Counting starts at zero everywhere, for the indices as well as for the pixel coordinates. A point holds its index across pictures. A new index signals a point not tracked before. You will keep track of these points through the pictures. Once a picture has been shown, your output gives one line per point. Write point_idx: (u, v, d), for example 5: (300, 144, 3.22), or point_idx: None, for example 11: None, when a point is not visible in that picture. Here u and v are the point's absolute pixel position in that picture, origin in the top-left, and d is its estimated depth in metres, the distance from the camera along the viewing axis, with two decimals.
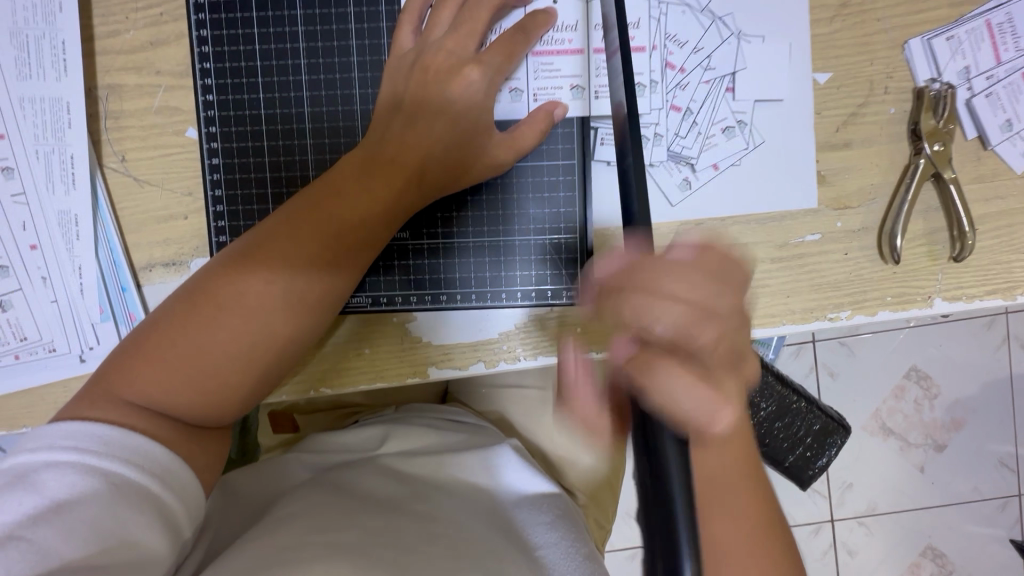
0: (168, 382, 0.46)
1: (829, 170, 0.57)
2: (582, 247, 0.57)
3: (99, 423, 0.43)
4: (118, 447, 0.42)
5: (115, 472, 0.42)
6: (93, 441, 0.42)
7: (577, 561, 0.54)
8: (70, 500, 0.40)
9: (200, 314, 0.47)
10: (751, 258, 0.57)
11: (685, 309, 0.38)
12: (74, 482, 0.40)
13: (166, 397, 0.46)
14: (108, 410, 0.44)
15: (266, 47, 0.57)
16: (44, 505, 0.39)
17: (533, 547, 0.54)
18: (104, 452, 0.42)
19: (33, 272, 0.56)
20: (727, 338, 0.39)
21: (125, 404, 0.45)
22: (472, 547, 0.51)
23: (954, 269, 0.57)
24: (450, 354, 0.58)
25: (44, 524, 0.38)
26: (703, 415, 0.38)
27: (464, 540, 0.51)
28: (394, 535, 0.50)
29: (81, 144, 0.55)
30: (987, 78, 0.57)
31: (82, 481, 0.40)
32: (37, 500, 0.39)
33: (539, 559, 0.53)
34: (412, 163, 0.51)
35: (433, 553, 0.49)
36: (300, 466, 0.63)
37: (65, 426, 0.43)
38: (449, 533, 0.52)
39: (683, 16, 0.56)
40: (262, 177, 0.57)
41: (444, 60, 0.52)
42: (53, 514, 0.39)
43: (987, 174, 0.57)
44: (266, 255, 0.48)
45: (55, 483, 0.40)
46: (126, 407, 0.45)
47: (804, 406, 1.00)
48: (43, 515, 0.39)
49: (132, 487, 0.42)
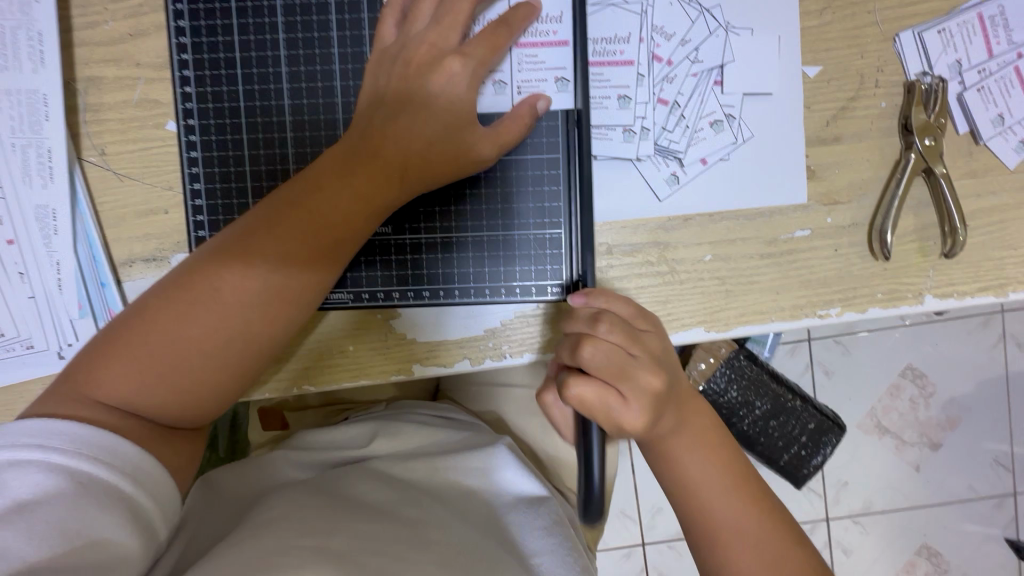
0: (140, 380, 0.45)
1: (819, 165, 0.56)
2: (568, 242, 0.56)
3: (66, 420, 0.42)
4: (86, 445, 0.42)
5: (82, 470, 0.41)
6: (60, 439, 0.41)
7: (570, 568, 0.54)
8: (35, 500, 0.39)
9: (175, 311, 0.46)
10: (740, 254, 0.56)
11: (577, 336, 0.48)
12: (38, 481, 0.39)
13: (138, 395, 0.45)
14: (80, 408, 0.44)
15: (246, 39, 0.56)
16: (7, 506, 0.38)
17: (527, 555, 0.54)
18: (71, 450, 0.41)
19: (11, 268, 0.55)
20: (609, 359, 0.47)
21: (94, 403, 0.44)
22: (458, 554, 0.50)
23: (946, 265, 0.56)
24: (436, 351, 0.57)
25: (6, 525, 0.37)
26: (600, 416, 0.47)
27: (453, 549, 0.51)
28: (380, 541, 0.50)
29: (59, 137, 0.54)
30: (979, 71, 0.56)
31: (47, 480, 0.39)
32: (0, 501, 0.38)
33: (533, 567, 0.53)
34: (394, 159, 0.50)
35: (422, 560, 0.49)
36: (286, 463, 0.62)
37: (30, 423, 0.42)
38: (440, 539, 0.52)
39: (669, 9, 0.55)
40: (242, 170, 0.56)
41: (425, 53, 0.51)
42: (16, 515, 0.38)
43: (979, 169, 0.56)
44: (242, 251, 0.47)
45: (18, 483, 0.39)
46: (96, 406, 0.44)
47: (798, 405, 0.98)
48: (7, 517, 0.38)
49: (100, 485, 0.41)
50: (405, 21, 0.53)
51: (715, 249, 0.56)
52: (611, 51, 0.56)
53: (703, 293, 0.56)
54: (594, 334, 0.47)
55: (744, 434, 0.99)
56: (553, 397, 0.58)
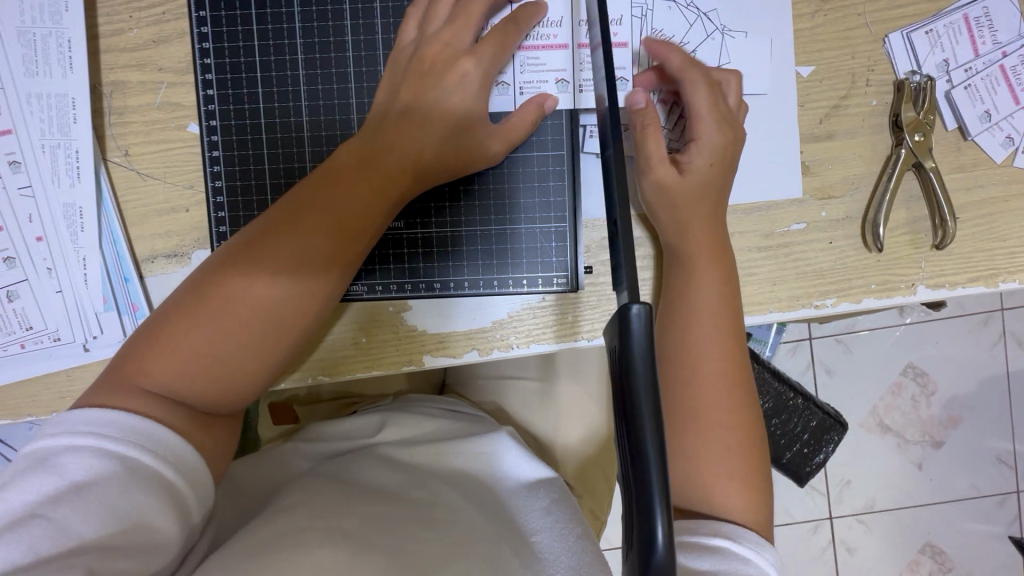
0: (182, 371, 0.47)
1: (814, 161, 0.58)
2: (573, 236, 0.59)
3: (118, 411, 0.44)
4: (134, 433, 0.43)
5: (129, 456, 0.43)
6: (111, 428, 0.43)
7: (572, 545, 0.53)
8: (88, 482, 0.41)
9: (210, 303, 0.48)
10: (738, 247, 0.58)
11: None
12: (92, 464, 0.41)
13: (180, 385, 0.47)
14: (127, 398, 0.45)
15: (265, 43, 0.59)
16: (66, 486, 0.41)
17: (528, 533, 0.54)
18: (121, 437, 0.43)
19: (39, 264, 0.58)
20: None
21: (141, 393, 0.46)
22: (464, 533, 0.52)
23: (937, 257, 0.58)
24: (445, 343, 0.59)
25: (65, 504, 0.40)
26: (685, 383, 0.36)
27: (459, 528, 0.53)
28: (391, 520, 0.52)
29: (86, 139, 0.57)
30: (966, 70, 0.58)
31: (100, 464, 0.42)
32: (59, 481, 0.41)
33: (533, 545, 0.53)
34: (411, 154, 0.52)
35: (429, 537, 0.50)
36: (298, 456, 0.64)
37: (85, 413, 0.44)
38: (446, 518, 0.54)
39: (668, 12, 0.58)
40: (261, 169, 0.59)
41: (439, 52, 0.53)
42: (73, 495, 0.40)
43: (968, 164, 0.58)
44: (274, 246, 0.49)
45: (73, 465, 0.41)
46: (141, 396, 0.45)
47: (800, 402, 1.01)
48: (64, 496, 0.40)
49: (145, 471, 0.43)
50: (422, 20, 0.55)
51: None
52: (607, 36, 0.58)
53: None
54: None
55: None
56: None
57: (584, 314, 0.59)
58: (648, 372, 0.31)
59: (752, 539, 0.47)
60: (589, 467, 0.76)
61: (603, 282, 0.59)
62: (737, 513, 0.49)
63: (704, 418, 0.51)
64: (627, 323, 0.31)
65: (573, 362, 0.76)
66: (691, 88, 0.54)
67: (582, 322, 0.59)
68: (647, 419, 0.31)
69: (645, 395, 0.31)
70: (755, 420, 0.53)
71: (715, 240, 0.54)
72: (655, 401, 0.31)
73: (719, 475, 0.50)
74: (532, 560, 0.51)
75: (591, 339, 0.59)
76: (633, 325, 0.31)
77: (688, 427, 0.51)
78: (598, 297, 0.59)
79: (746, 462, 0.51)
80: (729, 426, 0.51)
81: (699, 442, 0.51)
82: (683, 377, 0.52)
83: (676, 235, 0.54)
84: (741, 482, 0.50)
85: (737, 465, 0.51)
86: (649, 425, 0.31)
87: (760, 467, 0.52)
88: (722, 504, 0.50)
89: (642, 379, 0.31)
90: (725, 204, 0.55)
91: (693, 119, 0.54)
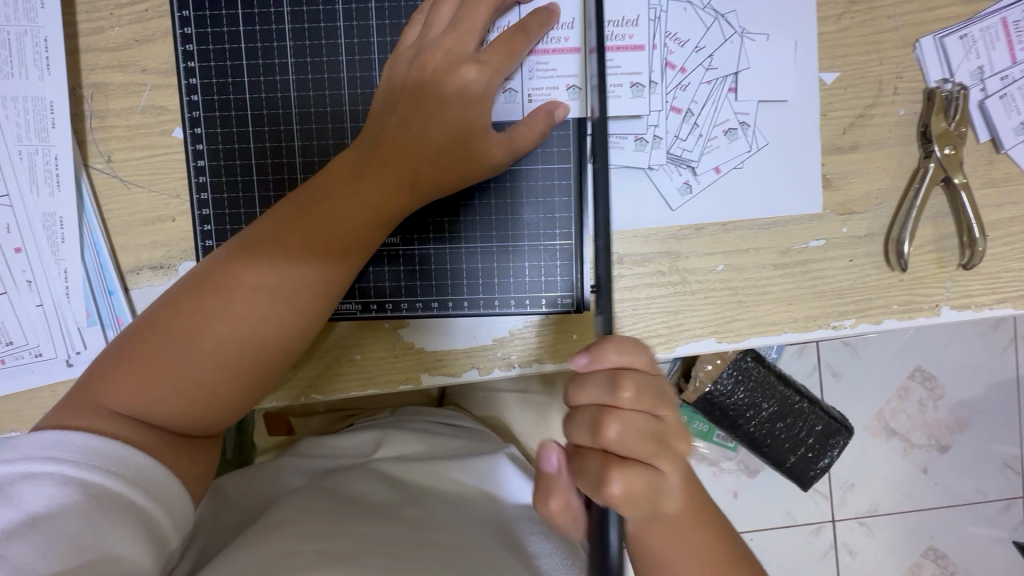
0: (153, 391, 0.44)
1: (835, 174, 0.55)
2: (578, 253, 0.56)
3: (80, 433, 0.42)
4: (99, 457, 0.41)
5: (95, 483, 0.40)
6: (72, 451, 0.41)
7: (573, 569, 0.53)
8: (47, 514, 0.38)
9: (186, 321, 0.45)
10: (753, 264, 0.55)
11: (596, 408, 0.42)
12: (50, 494, 0.39)
13: (150, 406, 0.44)
14: (93, 419, 0.43)
15: (253, 45, 0.55)
16: (21, 519, 0.38)
17: (531, 555, 0.54)
18: (83, 462, 0.41)
19: (19, 276, 0.55)
20: (646, 383, 0.42)
21: (109, 413, 0.44)
22: (465, 557, 0.50)
23: (963, 277, 0.55)
24: (443, 361, 0.57)
25: (19, 539, 0.37)
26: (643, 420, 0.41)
27: (460, 549, 0.51)
28: (386, 545, 0.49)
29: (65, 144, 0.54)
30: (1002, 78, 0.55)
31: (60, 493, 0.39)
32: (15, 514, 0.38)
33: (537, 566, 0.53)
34: (401, 168, 0.49)
35: (428, 562, 0.48)
36: (293, 472, 0.62)
37: (45, 436, 0.41)
38: (444, 540, 0.51)
39: (683, 14, 0.54)
40: (250, 180, 0.56)
41: (442, 58, 0.50)
42: (30, 528, 0.38)
43: (999, 178, 0.55)
44: (252, 263, 0.46)
45: (31, 496, 0.39)
46: (109, 417, 0.44)
47: (806, 407, 0.98)
48: (19, 529, 0.38)
49: (110, 498, 0.40)
50: (424, 23, 0.52)
51: (727, 259, 0.55)
52: (620, 36, 0.54)
53: (715, 303, 0.56)
54: (617, 407, 0.41)
55: (751, 436, 0.99)
56: (562, 500, 0.44)
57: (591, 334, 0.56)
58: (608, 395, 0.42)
59: None
60: None
61: None
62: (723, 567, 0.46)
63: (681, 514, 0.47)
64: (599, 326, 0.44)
65: None
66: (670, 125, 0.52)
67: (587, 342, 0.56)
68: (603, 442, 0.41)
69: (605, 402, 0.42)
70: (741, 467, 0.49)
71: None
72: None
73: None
74: None
75: None
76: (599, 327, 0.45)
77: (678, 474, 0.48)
78: None
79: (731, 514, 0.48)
80: None
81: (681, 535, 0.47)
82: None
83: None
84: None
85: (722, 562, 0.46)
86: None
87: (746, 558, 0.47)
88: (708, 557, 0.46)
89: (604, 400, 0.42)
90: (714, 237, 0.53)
91: None
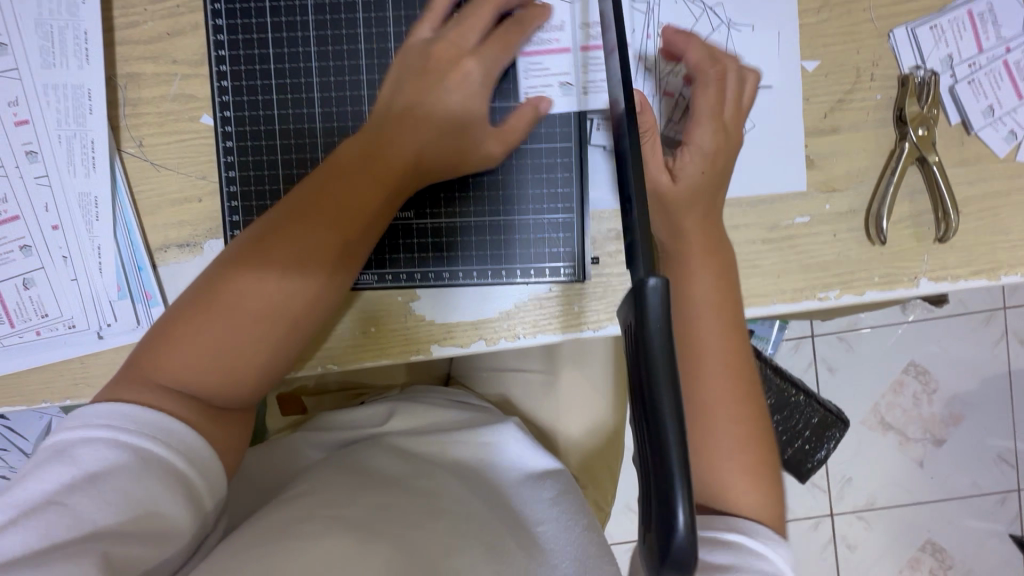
0: (196, 364, 0.47)
1: (818, 155, 0.59)
2: (579, 226, 0.59)
3: (131, 404, 0.45)
4: (147, 424, 0.44)
5: (143, 447, 0.44)
6: (125, 419, 0.44)
7: (578, 536, 0.55)
8: (104, 471, 0.42)
9: (222, 299, 0.49)
10: (743, 240, 0.59)
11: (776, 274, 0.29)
12: (106, 454, 0.42)
13: (194, 378, 0.47)
14: (142, 393, 0.46)
15: (278, 36, 0.60)
16: (80, 475, 0.41)
17: (533, 524, 0.56)
18: (134, 428, 0.44)
19: (55, 253, 0.59)
20: None
21: (157, 387, 0.47)
22: (471, 528, 0.52)
23: (940, 250, 0.59)
24: (453, 332, 0.60)
25: (79, 491, 0.41)
26: None
27: (464, 518, 0.53)
28: (396, 512, 0.52)
29: (102, 130, 0.58)
30: (970, 65, 0.59)
31: (114, 454, 0.42)
32: (73, 470, 0.42)
33: (539, 534, 0.55)
34: (409, 149, 0.53)
35: (437, 533, 0.50)
36: (308, 445, 0.65)
37: (100, 408, 0.45)
38: (450, 510, 0.54)
39: (675, 6, 0.59)
40: (274, 159, 0.60)
41: (445, 51, 0.54)
42: (88, 483, 0.41)
43: (970, 158, 0.59)
44: (283, 242, 0.50)
45: (89, 456, 0.42)
46: (156, 390, 0.46)
47: (801, 398, 1.01)
48: (78, 485, 0.41)
49: (158, 461, 0.43)
50: (431, 22, 0.56)
51: None
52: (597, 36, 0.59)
53: None
54: None
55: None
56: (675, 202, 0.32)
57: (592, 305, 0.60)
58: (662, 320, 0.31)
59: (761, 532, 0.48)
60: (589, 456, 0.77)
61: (609, 274, 0.60)
62: (744, 499, 0.50)
63: (709, 414, 0.52)
64: (644, 297, 0.31)
65: (577, 352, 0.77)
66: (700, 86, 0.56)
67: (587, 313, 0.60)
68: (663, 382, 0.30)
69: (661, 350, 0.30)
70: (753, 404, 0.53)
71: (707, 206, 0.55)
72: (670, 370, 0.30)
73: (730, 470, 0.51)
74: (538, 552, 0.52)
75: (596, 330, 0.60)
76: (649, 298, 0.31)
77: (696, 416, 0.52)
78: (604, 288, 0.60)
79: (748, 449, 0.52)
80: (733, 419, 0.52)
81: (706, 439, 0.51)
82: (682, 350, 0.53)
83: (673, 232, 0.55)
84: (752, 475, 0.51)
85: (745, 458, 0.51)
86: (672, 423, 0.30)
87: (766, 455, 0.52)
88: (734, 500, 0.50)
89: (658, 337, 0.31)
90: (720, 206, 0.56)
91: (694, 119, 0.56)
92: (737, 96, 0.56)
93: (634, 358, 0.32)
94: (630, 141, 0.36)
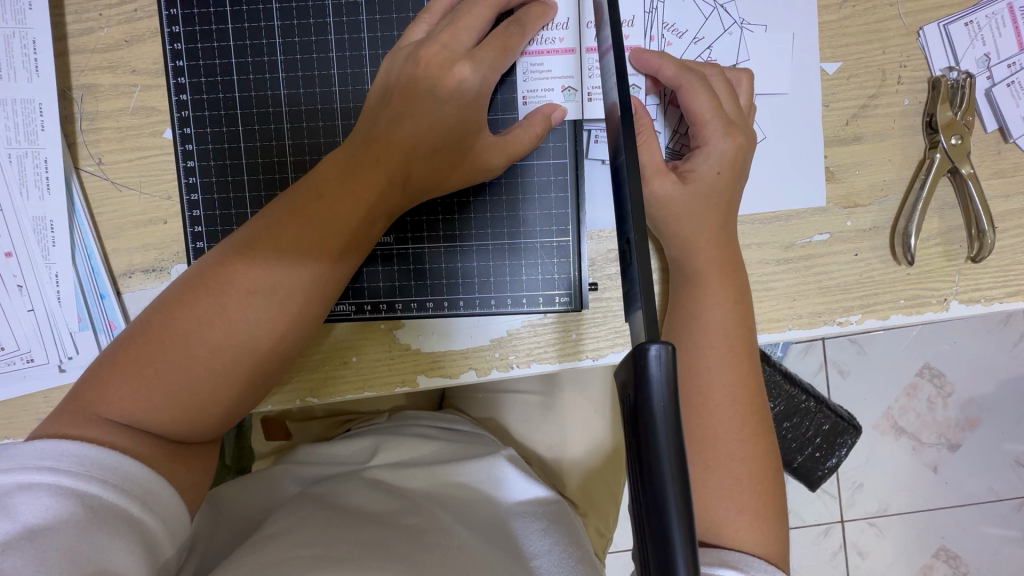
0: (148, 399, 0.43)
1: (838, 166, 0.54)
2: (575, 250, 0.55)
3: (76, 442, 0.41)
4: (96, 467, 0.40)
5: (91, 494, 0.39)
6: (71, 462, 0.40)
7: (569, 568, 0.52)
8: (45, 525, 0.37)
9: (180, 327, 0.44)
10: (756, 260, 0.54)
11: None
12: (48, 505, 0.38)
13: (145, 414, 0.43)
14: (87, 429, 0.42)
15: (242, 44, 0.55)
16: (16, 532, 0.37)
17: (527, 558, 0.52)
18: (81, 472, 0.40)
19: (9, 281, 0.54)
20: None
21: (107, 422, 0.42)
22: (464, 559, 0.48)
23: (972, 270, 0.54)
24: (440, 362, 0.55)
25: (14, 552, 0.36)
26: None
27: (455, 551, 0.48)
28: (381, 546, 0.47)
29: (55, 147, 0.53)
30: (1009, 65, 0.54)
31: (57, 505, 0.38)
32: (9, 526, 0.37)
33: (534, 569, 0.51)
34: (392, 163, 0.47)
35: (426, 564, 0.46)
36: (289, 479, 0.61)
37: (41, 445, 0.40)
38: (442, 541, 0.49)
39: (682, 5, 0.53)
40: (241, 180, 0.55)
41: (436, 54, 0.48)
42: (26, 541, 0.36)
43: (1008, 168, 0.53)
44: (248, 265, 0.45)
45: (28, 507, 0.38)
46: (107, 426, 0.42)
47: (813, 405, 0.95)
48: (13, 544, 0.36)
49: (107, 509, 0.39)
50: (427, 23, 0.51)
51: None
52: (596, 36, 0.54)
53: None
54: None
55: None
56: None
57: (590, 331, 0.55)
58: (666, 392, 0.26)
59: (761, 569, 0.44)
60: (591, 484, 0.71)
61: (609, 298, 0.55)
62: (749, 547, 0.45)
63: (711, 447, 0.47)
64: (645, 367, 0.26)
65: (577, 375, 0.72)
66: (687, 91, 0.50)
67: (585, 340, 0.55)
68: (666, 459, 0.26)
69: (666, 429, 0.25)
70: (765, 446, 0.48)
71: (720, 219, 0.50)
72: (677, 444, 0.26)
73: (729, 508, 0.46)
74: None
75: (596, 359, 0.55)
76: (651, 368, 0.26)
77: (696, 457, 0.47)
78: (604, 313, 0.55)
79: (756, 496, 0.47)
80: (739, 456, 0.47)
81: (706, 472, 0.47)
82: (687, 390, 0.48)
83: (684, 250, 0.50)
84: (753, 516, 0.46)
85: (748, 498, 0.46)
86: (677, 505, 0.25)
87: (772, 496, 0.47)
88: (732, 539, 0.45)
89: (660, 408, 0.26)
90: (734, 214, 0.51)
91: (695, 123, 0.50)
92: (732, 96, 0.50)
93: (632, 430, 0.27)
94: (627, 157, 0.29)
